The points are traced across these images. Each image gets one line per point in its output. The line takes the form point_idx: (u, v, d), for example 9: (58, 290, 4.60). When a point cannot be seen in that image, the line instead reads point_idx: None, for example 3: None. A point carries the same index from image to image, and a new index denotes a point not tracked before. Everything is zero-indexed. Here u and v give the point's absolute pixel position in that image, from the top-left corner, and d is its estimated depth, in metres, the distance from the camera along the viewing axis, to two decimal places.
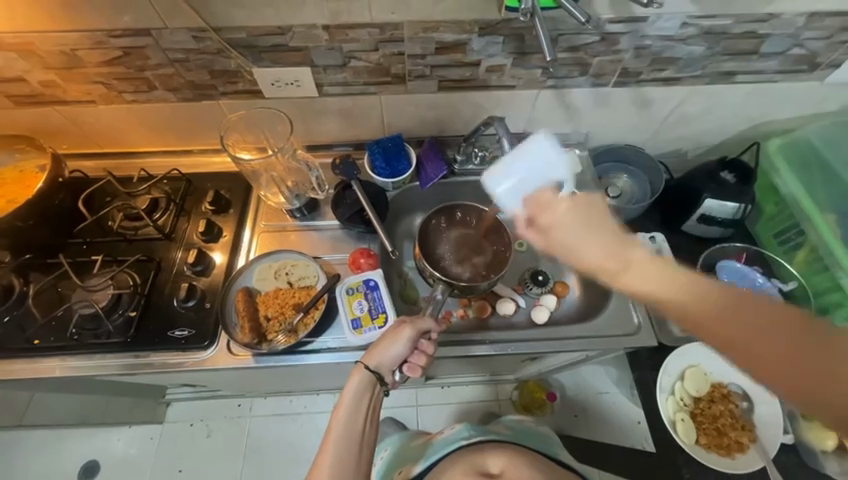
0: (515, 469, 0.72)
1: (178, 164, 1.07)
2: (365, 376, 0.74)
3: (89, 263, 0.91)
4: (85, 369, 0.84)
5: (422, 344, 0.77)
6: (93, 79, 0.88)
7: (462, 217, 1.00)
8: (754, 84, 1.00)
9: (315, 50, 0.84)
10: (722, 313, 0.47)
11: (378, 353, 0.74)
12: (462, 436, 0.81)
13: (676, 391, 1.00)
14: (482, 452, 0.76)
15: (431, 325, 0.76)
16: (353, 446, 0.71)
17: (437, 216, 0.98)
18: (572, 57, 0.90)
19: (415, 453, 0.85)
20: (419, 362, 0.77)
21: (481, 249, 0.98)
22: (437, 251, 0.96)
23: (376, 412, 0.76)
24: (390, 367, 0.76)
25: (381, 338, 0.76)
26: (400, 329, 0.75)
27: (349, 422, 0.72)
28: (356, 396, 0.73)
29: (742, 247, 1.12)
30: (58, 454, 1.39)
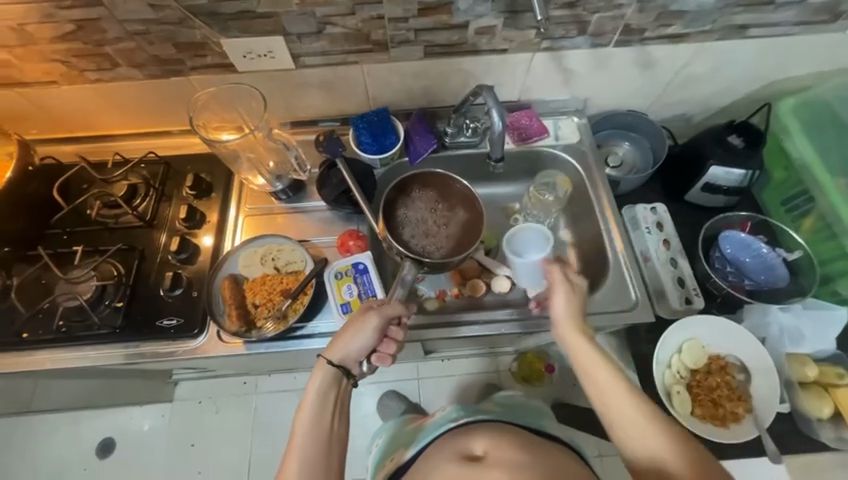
0: (499, 449, 0.68)
1: (155, 147, 1.02)
2: (328, 370, 0.70)
3: (71, 253, 0.89)
4: (78, 360, 0.83)
5: (391, 330, 0.74)
6: (49, 57, 0.81)
7: (434, 187, 0.87)
8: (768, 38, 0.92)
9: (286, 17, 0.77)
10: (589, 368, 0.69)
11: (341, 345, 0.70)
12: (451, 419, 0.81)
13: (674, 364, 1.00)
14: (467, 434, 0.73)
15: (400, 311, 0.73)
16: (320, 444, 0.66)
17: (399, 186, 0.85)
18: (569, 14, 0.82)
19: (407, 439, 0.85)
20: (387, 351, 0.73)
21: (452, 223, 0.85)
22: (405, 223, 0.84)
23: (344, 407, 0.71)
24: (356, 358, 0.71)
25: (345, 329, 0.71)
26: (365, 319, 0.71)
27: (315, 422, 0.67)
28: (320, 392, 0.69)
29: (746, 216, 1.07)
30: (73, 434, 1.43)
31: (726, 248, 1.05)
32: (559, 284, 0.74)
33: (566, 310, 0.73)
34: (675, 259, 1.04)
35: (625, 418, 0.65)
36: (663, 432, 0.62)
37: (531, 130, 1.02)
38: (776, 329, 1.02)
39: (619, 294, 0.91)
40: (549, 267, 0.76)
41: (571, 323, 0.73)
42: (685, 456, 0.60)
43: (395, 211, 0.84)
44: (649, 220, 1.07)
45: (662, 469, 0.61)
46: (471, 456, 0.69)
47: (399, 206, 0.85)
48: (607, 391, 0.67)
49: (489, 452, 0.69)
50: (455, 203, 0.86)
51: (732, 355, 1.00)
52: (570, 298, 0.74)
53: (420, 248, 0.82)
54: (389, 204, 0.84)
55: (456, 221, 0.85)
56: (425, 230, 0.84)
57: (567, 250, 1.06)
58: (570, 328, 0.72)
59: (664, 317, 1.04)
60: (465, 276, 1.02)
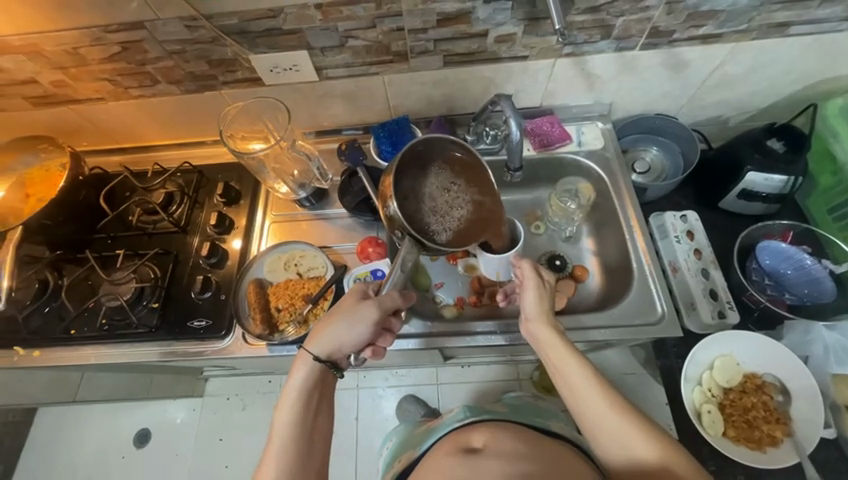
0: (498, 441, 0.67)
1: (191, 157, 1.08)
2: (312, 362, 0.70)
3: (114, 257, 0.96)
4: (118, 356, 0.90)
5: (389, 324, 0.76)
6: (98, 76, 0.88)
7: (452, 163, 0.78)
8: (813, 36, 0.86)
9: (310, 32, 0.80)
10: (558, 355, 0.69)
11: (335, 335, 0.69)
12: (456, 419, 0.81)
13: (704, 382, 0.95)
14: (467, 431, 0.73)
15: (397, 304, 0.72)
16: (303, 437, 0.66)
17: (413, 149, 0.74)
18: (592, 19, 0.80)
19: (416, 440, 0.86)
20: (382, 343, 0.75)
21: (460, 205, 0.77)
22: (410, 191, 0.74)
23: (327, 401, 0.71)
24: (348, 351, 0.71)
25: (336, 320, 0.70)
26: (363, 311, 0.69)
27: (297, 414, 0.67)
28: (303, 385, 0.69)
29: (788, 225, 1.00)
30: (116, 423, 1.53)
31: (764, 259, 1.00)
32: (529, 279, 0.74)
33: (535, 305, 0.73)
34: (706, 269, 0.99)
35: (593, 411, 0.63)
36: (632, 424, 0.61)
37: (553, 136, 1.01)
38: (818, 348, 0.94)
39: (644, 306, 0.87)
40: (519, 262, 0.75)
41: (543, 318, 0.72)
42: (657, 450, 0.59)
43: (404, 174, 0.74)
44: (679, 228, 1.02)
45: (636, 466, 0.59)
46: (470, 449, 0.68)
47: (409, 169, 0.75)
48: (577, 380, 0.66)
49: (488, 444, 0.67)
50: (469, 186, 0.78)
51: (769, 373, 0.94)
52: (539, 293, 0.73)
53: (419, 220, 0.73)
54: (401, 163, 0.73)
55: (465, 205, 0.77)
56: (429, 204, 0.75)
57: (591, 259, 1.04)
58: (541, 323, 0.72)
59: (695, 331, 0.99)
60: (483, 284, 1.01)
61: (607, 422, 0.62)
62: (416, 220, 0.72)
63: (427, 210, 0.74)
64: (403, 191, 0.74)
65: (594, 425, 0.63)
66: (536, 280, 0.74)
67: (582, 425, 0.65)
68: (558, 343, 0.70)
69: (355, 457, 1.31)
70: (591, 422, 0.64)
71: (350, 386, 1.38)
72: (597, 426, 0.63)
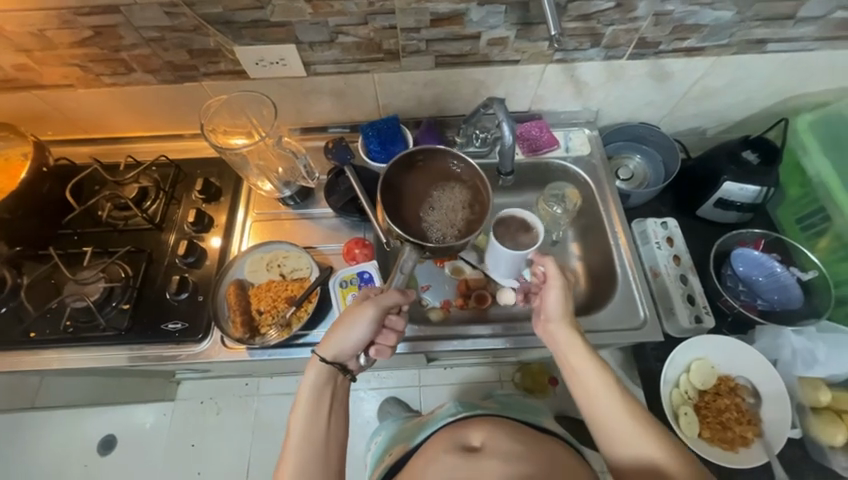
0: (497, 438, 0.67)
1: (168, 150, 1.03)
2: (322, 367, 0.69)
3: (80, 254, 0.90)
4: (84, 360, 0.84)
5: (390, 322, 0.72)
6: (67, 62, 0.83)
7: (455, 177, 0.78)
8: (787, 53, 0.90)
9: (299, 25, 0.77)
10: (577, 355, 0.69)
11: (335, 342, 0.69)
12: (449, 414, 0.79)
13: (681, 384, 0.98)
14: (464, 427, 0.72)
15: (398, 299, 0.69)
16: (318, 442, 0.65)
17: (399, 164, 0.75)
18: (583, 27, 0.81)
19: (408, 434, 0.85)
20: (385, 342, 0.72)
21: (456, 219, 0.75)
22: (402, 203, 0.74)
23: (341, 404, 0.70)
24: (353, 351, 0.70)
25: (339, 324, 0.70)
26: (362, 310, 0.68)
27: (310, 418, 0.66)
28: (315, 389, 0.68)
29: (760, 234, 1.05)
30: (78, 430, 1.45)
31: (738, 266, 1.03)
32: (553, 278, 0.73)
33: (558, 304, 0.72)
34: (685, 275, 1.02)
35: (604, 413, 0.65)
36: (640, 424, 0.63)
37: (542, 141, 1.01)
38: (787, 352, 0.97)
39: (627, 311, 0.89)
40: (543, 261, 0.74)
41: (564, 317, 0.72)
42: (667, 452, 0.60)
43: (399, 182, 0.76)
44: (659, 235, 1.05)
45: (641, 466, 0.61)
46: (469, 447, 0.68)
47: (406, 178, 0.76)
48: (594, 381, 0.66)
49: (487, 443, 0.67)
50: (469, 201, 0.76)
51: (742, 376, 0.98)
52: (563, 293, 0.73)
53: (413, 230, 0.72)
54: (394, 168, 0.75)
55: (462, 220, 0.75)
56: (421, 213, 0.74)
57: (576, 262, 1.04)
58: (561, 322, 0.72)
59: (673, 335, 1.02)
60: (470, 287, 1.01)
61: (622, 423, 0.63)
62: (406, 227, 0.72)
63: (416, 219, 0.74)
64: (395, 204, 0.74)
65: (607, 426, 0.64)
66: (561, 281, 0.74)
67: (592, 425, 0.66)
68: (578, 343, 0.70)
69: None
70: (603, 423, 0.65)
71: None
72: (610, 428, 0.64)
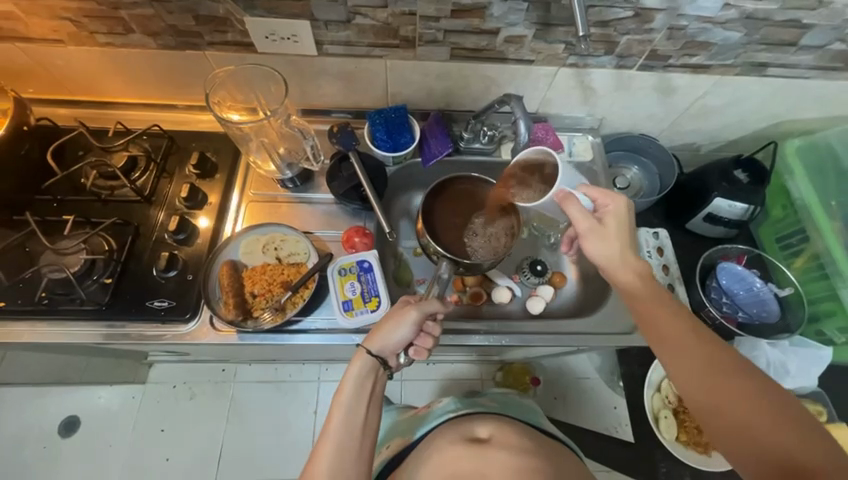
0: (503, 433, 0.71)
1: (160, 120, 0.98)
2: (367, 360, 0.69)
3: (60, 223, 0.84)
4: (57, 335, 0.79)
5: (428, 326, 0.72)
6: (59, 14, 0.77)
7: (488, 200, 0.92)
8: (784, 79, 0.94)
9: (315, 2, 0.75)
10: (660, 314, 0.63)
11: (380, 337, 0.69)
12: (448, 410, 0.80)
13: (663, 389, 1.04)
14: (470, 420, 0.74)
15: (438, 307, 0.71)
16: (354, 435, 0.65)
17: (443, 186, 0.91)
18: (600, 33, 0.82)
19: (406, 427, 0.84)
20: (424, 344, 0.72)
21: (487, 239, 0.89)
22: (442, 220, 0.91)
23: (378, 399, 0.71)
24: (394, 350, 0.71)
25: (383, 323, 0.70)
26: (405, 311, 0.70)
27: (350, 409, 0.67)
28: (357, 381, 0.68)
29: (744, 249, 1.10)
30: (36, 410, 1.36)
31: (722, 279, 1.09)
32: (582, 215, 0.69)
33: (600, 251, 0.68)
34: (673, 285, 1.06)
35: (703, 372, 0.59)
36: (758, 400, 0.54)
37: (547, 143, 1.01)
38: (762, 361, 1.02)
39: (619, 315, 0.91)
40: (564, 205, 0.70)
41: (613, 244, 0.68)
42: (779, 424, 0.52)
43: (441, 203, 0.92)
44: (651, 244, 1.08)
45: (770, 455, 0.51)
46: (475, 439, 0.70)
47: (446, 200, 0.92)
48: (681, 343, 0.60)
49: (494, 435, 0.70)
50: (499, 225, 0.90)
51: None
52: (599, 236, 0.68)
53: (450, 245, 0.89)
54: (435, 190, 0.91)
55: (493, 242, 0.89)
56: (457, 231, 0.90)
57: (569, 267, 1.07)
58: (606, 255, 0.68)
59: None
60: (467, 284, 1.01)
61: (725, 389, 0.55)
62: (445, 243, 0.89)
63: (453, 237, 0.90)
64: (436, 222, 0.90)
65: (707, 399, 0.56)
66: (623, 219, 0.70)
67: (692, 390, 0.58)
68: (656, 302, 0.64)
69: None
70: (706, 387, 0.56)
71: None
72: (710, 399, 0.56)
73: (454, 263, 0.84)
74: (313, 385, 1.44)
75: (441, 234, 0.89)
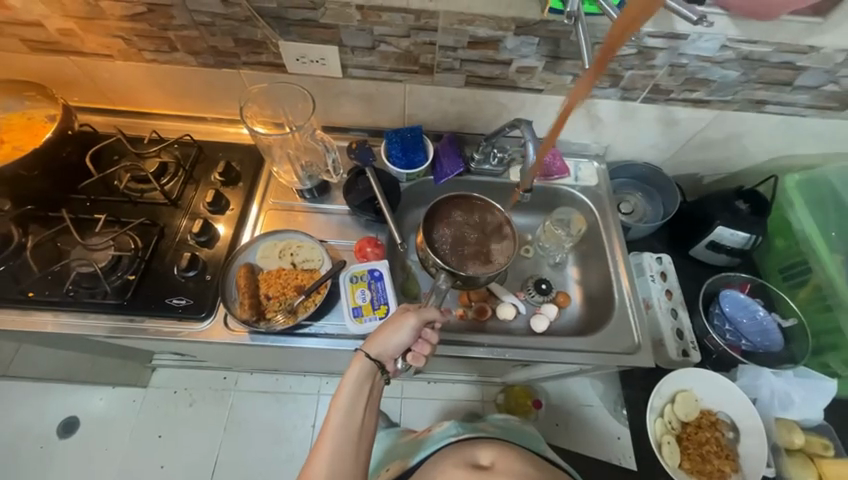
0: (506, 461, 0.71)
1: (191, 130, 1.05)
2: (366, 363, 0.71)
3: (92, 221, 0.90)
4: (77, 327, 0.82)
5: (426, 333, 0.75)
6: (113, 33, 0.85)
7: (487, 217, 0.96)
8: (782, 116, 0.98)
9: (345, 30, 0.82)
10: None
11: (379, 341, 0.72)
12: (450, 434, 0.80)
13: (666, 414, 1.01)
14: (472, 445, 0.75)
15: (435, 314, 0.74)
16: (352, 435, 0.67)
17: (445, 203, 0.96)
18: (606, 67, 0.88)
19: (405, 451, 0.84)
20: (422, 351, 0.74)
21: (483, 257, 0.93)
22: (441, 235, 0.94)
23: (376, 402, 0.73)
24: (392, 354, 0.73)
25: (383, 328, 0.73)
26: (404, 316, 0.72)
27: (349, 412, 0.69)
28: (356, 384, 0.70)
29: (746, 278, 1.11)
30: (39, 408, 1.38)
31: (725, 306, 1.09)
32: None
33: None
34: (676, 309, 1.08)
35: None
36: None
37: (554, 169, 1.07)
38: (766, 392, 1.01)
39: (623, 336, 0.93)
40: None
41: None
42: None
43: (447, 216, 0.95)
44: (654, 269, 1.11)
45: None
46: (478, 465, 0.71)
47: (447, 216, 0.96)
48: None
49: (496, 462, 0.71)
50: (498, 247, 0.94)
51: (723, 411, 1.02)
52: None
53: (449, 259, 0.91)
54: (442, 203, 0.94)
55: (489, 259, 0.92)
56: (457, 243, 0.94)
57: (573, 287, 1.09)
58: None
59: (661, 365, 1.07)
60: (472, 299, 1.04)
61: None
62: (443, 256, 0.91)
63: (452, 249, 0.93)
64: (436, 235, 0.94)
65: None
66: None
67: None
68: None
69: None
70: None
71: None
72: None
73: (453, 275, 0.88)
74: (312, 398, 1.44)
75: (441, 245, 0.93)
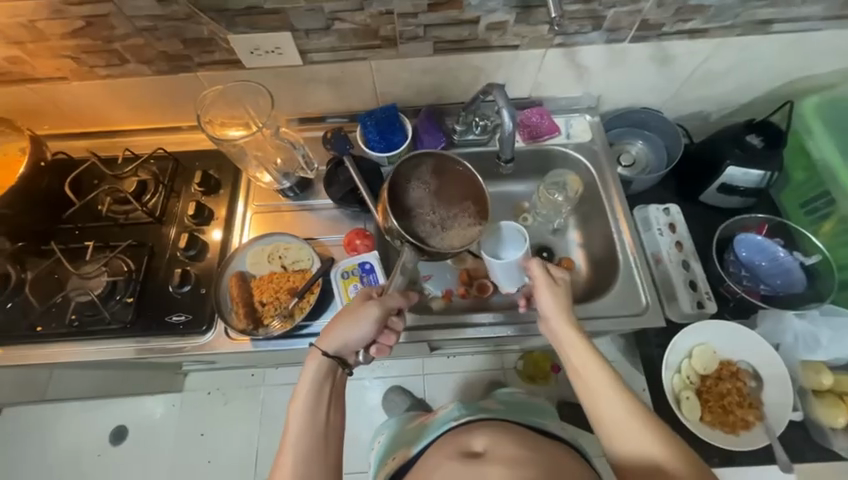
0: (500, 445, 0.68)
1: (164, 143, 1.02)
2: (321, 360, 0.70)
3: (83, 249, 0.90)
4: (89, 353, 0.85)
5: (392, 323, 0.74)
6: (60, 53, 0.82)
7: (458, 180, 0.81)
8: (791, 34, 0.88)
9: (294, 12, 0.76)
10: (621, 422, 0.64)
11: (337, 335, 0.70)
12: (452, 418, 0.82)
13: (683, 369, 0.99)
14: (467, 432, 0.73)
15: (399, 302, 0.73)
16: (316, 434, 0.67)
17: (408, 166, 0.80)
18: (584, 9, 0.80)
19: (411, 437, 0.86)
20: (386, 341, 0.73)
21: (458, 229, 0.79)
22: (407, 204, 0.79)
23: (339, 396, 0.72)
24: (354, 348, 0.72)
25: (340, 320, 0.71)
26: (363, 307, 0.70)
27: (309, 412, 0.68)
28: (314, 382, 0.69)
29: (763, 218, 1.05)
30: (86, 424, 1.45)
31: (741, 251, 1.03)
32: (540, 279, 0.75)
33: None
34: (688, 261, 1.02)
35: (647, 463, 0.61)
36: (641, 425, 0.63)
37: (542, 128, 1.00)
38: (789, 336, 1.00)
39: (630, 296, 0.89)
40: None
41: (562, 315, 0.73)
42: (624, 405, 0.64)
43: (414, 180, 0.81)
44: (661, 221, 1.05)
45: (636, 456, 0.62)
46: (471, 453, 0.69)
47: (412, 180, 0.80)
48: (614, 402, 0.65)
49: (489, 449, 0.68)
50: (476, 216, 0.80)
51: (743, 360, 0.99)
52: None
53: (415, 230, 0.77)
54: (410, 164, 0.80)
55: (463, 229, 0.79)
56: (424, 214, 0.79)
57: (576, 251, 1.04)
58: (560, 320, 0.73)
59: (674, 319, 1.03)
60: (471, 277, 1.01)
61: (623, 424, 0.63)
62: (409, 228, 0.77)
63: (421, 219, 0.78)
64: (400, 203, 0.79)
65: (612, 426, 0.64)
66: (594, 386, 0.67)
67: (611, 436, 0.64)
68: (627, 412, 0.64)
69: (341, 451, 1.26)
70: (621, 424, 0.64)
71: None
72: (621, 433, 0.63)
73: (420, 251, 0.74)
74: None
75: (406, 213, 0.78)
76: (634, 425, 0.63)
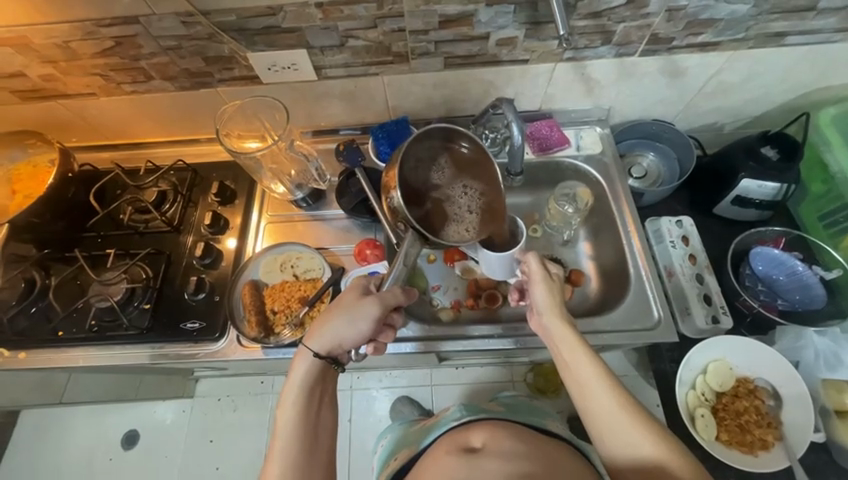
0: (497, 441, 0.68)
1: (183, 155, 1.06)
2: (308, 360, 0.70)
3: (104, 256, 0.93)
4: (107, 358, 0.87)
5: (390, 319, 0.76)
6: (90, 71, 0.86)
7: (471, 164, 0.76)
8: (806, 46, 0.87)
9: (310, 31, 0.79)
10: (612, 418, 0.63)
11: (330, 334, 0.69)
12: (453, 418, 0.81)
13: (698, 385, 0.97)
14: (466, 430, 0.73)
15: (398, 301, 0.72)
16: (306, 437, 0.67)
17: (425, 139, 0.73)
18: (594, 25, 0.81)
19: (414, 437, 0.86)
20: (383, 339, 0.75)
21: (462, 219, 0.74)
22: (414, 180, 0.72)
23: (327, 399, 0.73)
24: (345, 348, 0.72)
25: (334, 318, 0.70)
26: (362, 307, 0.69)
27: (298, 415, 0.68)
28: (302, 384, 0.70)
29: (780, 232, 1.02)
30: (101, 426, 1.47)
31: (757, 265, 1.02)
32: (536, 274, 0.75)
33: None
34: (701, 274, 1.01)
35: (637, 460, 0.61)
36: (633, 421, 0.62)
37: (552, 140, 1.01)
38: (809, 354, 0.97)
39: (641, 310, 0.88)
40: None
41: (554, 311, 0.73)
42: (613, 400, 0.64)
43: (429, 160, 0.75)
44: (675, 234, 1.03)
45: (630, 452, 0.61)
46: (469, 449, 0.69)
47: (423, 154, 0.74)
48: (605, 399, 0.64)
49: (487, 443, 0.68)
50: (485, 212, 0.76)
51: (761, 378, 0.97)
52: None
53: (418, 210, 0.71)
54: (427, 136, 0.73)
55: (466, 217, 0.75)
56: (431, 194, 0.73)
57: (586, 262, 1.04)
58: (552, 316, 0.73)
59: (690, 335, 1.01)
60: (480, 288, 1.01)
61: (611, 418, 0.63)
62: (413, 207, 0.71)
63: (425, 200, 0.72)
64: (408, 177, 0.72)
65: (602, 421, 0.64)
66: (584, 383, 0.67)
67: (600, 431, 0.64)
68: (618, 408, 0.63)
69: (348, 460, 1.25)
70: (612, 418, 0.63)
71: (344, 387, 1.32)
72: (611, 429, 0.63)
73: (423, 240, 0.69)
74: None
75: (412, 190, 0.72)
76: (626, 419, 0.62)
